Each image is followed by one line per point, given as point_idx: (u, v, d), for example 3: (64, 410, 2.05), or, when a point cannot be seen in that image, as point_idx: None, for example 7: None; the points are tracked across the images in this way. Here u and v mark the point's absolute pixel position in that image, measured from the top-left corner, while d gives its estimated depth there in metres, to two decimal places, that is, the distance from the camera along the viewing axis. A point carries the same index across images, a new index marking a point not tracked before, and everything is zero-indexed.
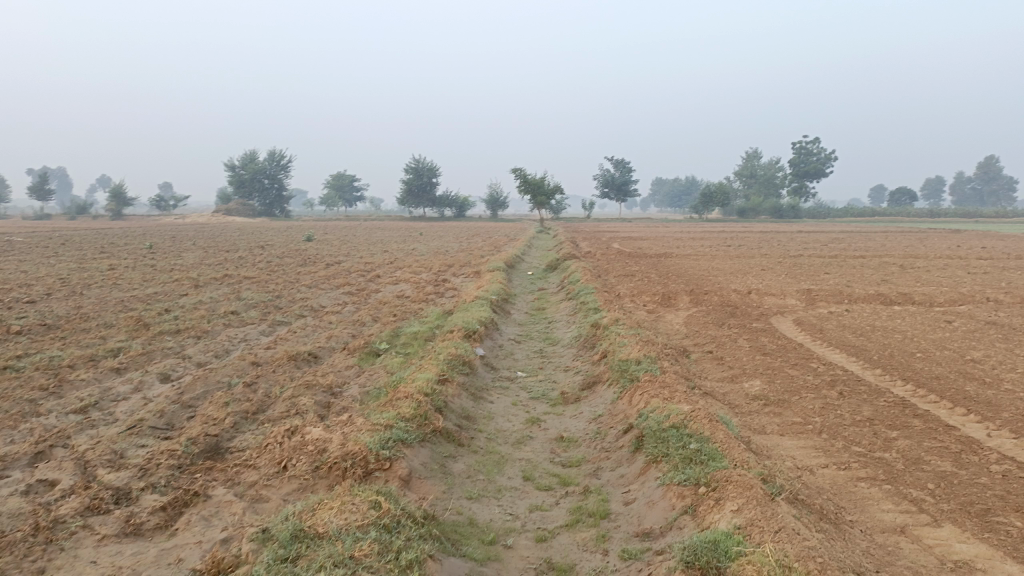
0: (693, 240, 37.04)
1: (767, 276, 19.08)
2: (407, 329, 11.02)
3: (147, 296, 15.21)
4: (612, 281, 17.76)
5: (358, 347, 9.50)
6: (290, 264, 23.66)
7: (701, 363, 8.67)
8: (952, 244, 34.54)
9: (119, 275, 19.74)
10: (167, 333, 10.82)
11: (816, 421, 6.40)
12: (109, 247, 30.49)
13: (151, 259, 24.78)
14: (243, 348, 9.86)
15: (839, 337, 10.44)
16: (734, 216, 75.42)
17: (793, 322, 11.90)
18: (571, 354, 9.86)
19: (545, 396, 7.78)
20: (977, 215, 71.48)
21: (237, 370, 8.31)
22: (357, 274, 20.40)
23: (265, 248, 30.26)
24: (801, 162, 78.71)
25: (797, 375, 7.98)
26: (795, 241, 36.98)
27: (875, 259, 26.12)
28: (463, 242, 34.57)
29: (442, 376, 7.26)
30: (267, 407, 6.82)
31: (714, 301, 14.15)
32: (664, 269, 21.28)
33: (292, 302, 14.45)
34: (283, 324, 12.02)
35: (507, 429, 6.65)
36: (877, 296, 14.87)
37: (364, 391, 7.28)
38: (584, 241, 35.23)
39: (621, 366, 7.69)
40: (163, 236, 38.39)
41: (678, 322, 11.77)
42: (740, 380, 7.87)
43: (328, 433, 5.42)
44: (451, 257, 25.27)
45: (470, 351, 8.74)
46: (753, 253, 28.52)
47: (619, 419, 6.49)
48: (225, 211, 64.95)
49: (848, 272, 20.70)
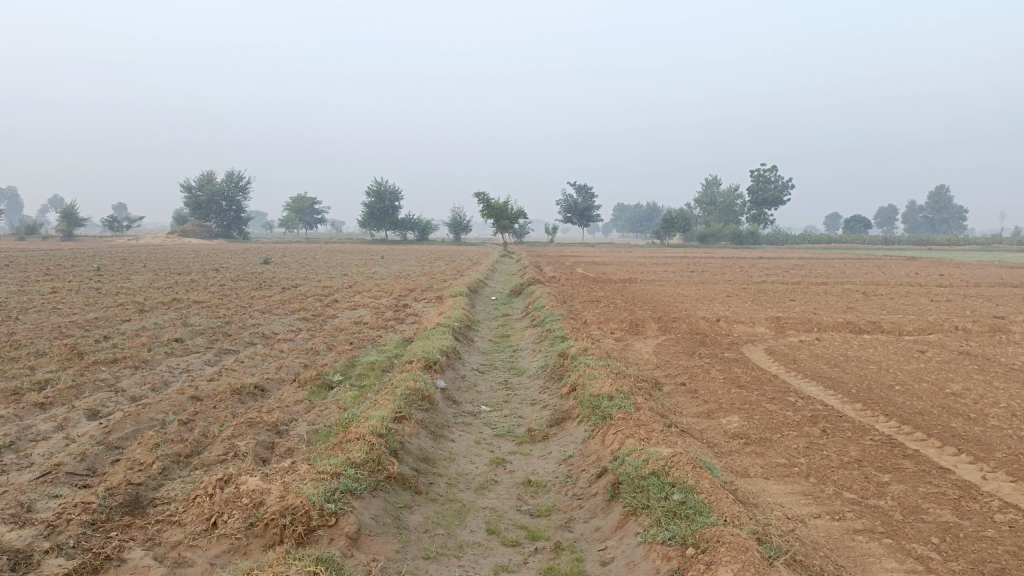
0: (655, 265, 36.99)
1: (733, 303, 18.81)
2: (364, 358, 10.39)
3: (86, 322, 14.31)
4: (578, 307, 17.33)
5: (310, 379, 8.83)
6: (244, 287, 22.81)
7: (675, 397, 8.20)
8: (910, 271, 34.91)
9: (61, 299, 18.73)
10: (102, 363, 10.03)
11: (802, 463, 5.95)
12: (54, 268, 29.25)
13: (98, 282, 23.69)
14: (184, 380, 9.14)
15: (814, 368, 10.10)
16: (694, 242, 76.03)
17: (765, 351, 11.54)
18: (537, 386, 9.34)
19: (510, 434, 7.22)
20: (931, 243, 73.02)
21: (174, 406, 7.60)
22: (314, 299, 19.67)
23: (219, 271, 29.31)
24: (760, 190, 79.85)
25: (777, 410, 7.56)
26: (757, 267, 37.10)
27: (838, 285, 26.15)
28: (424, 265, 34.01)
29: (398, 414, 6.65)
30: (203, 451, 6.15)
31: (683, 329, 13.78)
32: (630, 295, 20.95)
33: (243, 329, 13.71)
34: (230, 353, 11.29)
35: (470, 472, 6.07)
36: (846, 324, 14.64)
37: (313, 430, 6.64)
38: (548, 265, 34.95)
39: (593, 401, 7.17)
40: (114, 257, 37.04)
41: (648, 351, 11.33)
42: (716, 416, 7.42)
43: (266, 483, 4.79)
44: (413, 281, 24.66)
45: (430, 385, 8.15)
46: (717, 279, 28.43)
47: (592, 462, 5.95)
48: (181, 232, 63.39)
49: (812, 299, 20.59)
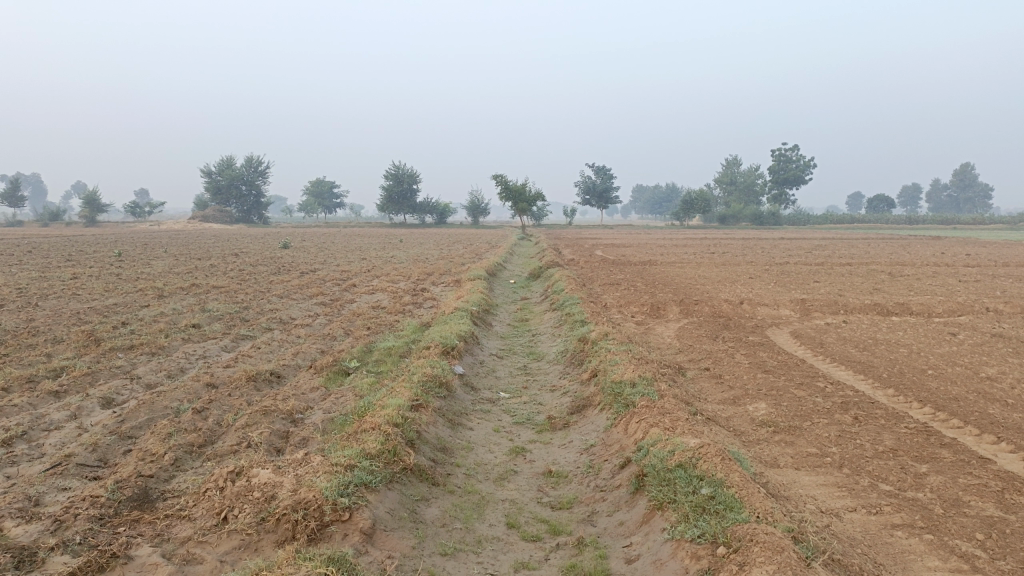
0: (675, 247, 36.57)
1: (756, 285, 18.48)
2: (381, 344, 10.25)
3: (105, 308, 14.28)
4: (597, 290, 17.09)
5: (326, 366, 8.68)
6: (263, 271, 22.78)
7: (699, 383, 7.97)
8: (936, 251, 34.29)
9: (81, 285, 18.76)
10: (119, 350, 9.95)
11: (835, 454, 5.71)
12: (77, 254, 29.43)
13: (118, 268, 23.78)
14: (200, 367, 9.03)
15: (842, 351, 9.81)
16: (714, 223, 75.28)
17: (790, 334, 11.26)
18: (557, 371, 9.14)
19: (530, 422, 7.03)
20: (956, 222, 71.73)
21: (189, 395, 7.48)
22: (332, 283, 19.58)
23: (237, 256, 29.32)
24: (781, 170, 78.77)
25: (805, 397, 7.31)
26: (779, 248, 36.58)
27: (863, 266, 25.68)
28: (443, 248, 33.86)
29: (415, 402, 6.48)
30: (216, 441, 6.01)
31: (705, 312, 13.51)
32: (650, 277, 20.67)
33: (260, 315, 13.62)
34: (247, 339, 11.19)
35: (489, 462, 5.89)
36: (873, 306, 14.29)
37: (327, 419, 6.48)
38: (566, 248, 34.65)
39: (615, 388, 6.96)
40: (134, 243, 37.17)
41: (670, 335, 11.09)
42: (743, 402, 7.19)
43: (277, 476, 4.64)
44: (431, 265, 24.52)
45: (447, 371, 7.97)
46: (738, 260, 28.04)
47: (615, 452, 5.74)
48: (201, 218, 63.71)
49: (837, 280, 20.17)
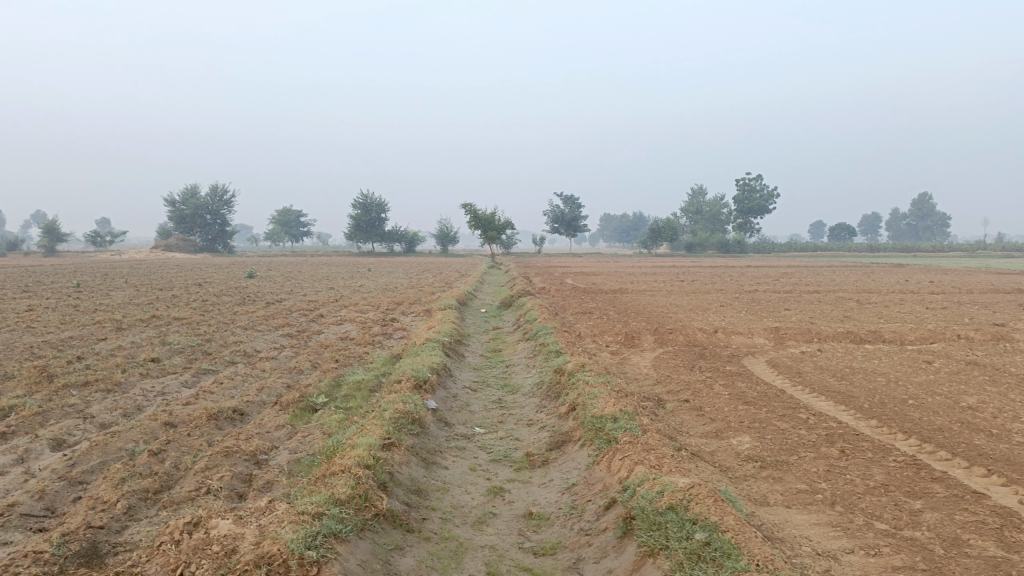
0: (645, 275, 36.63)
1: (728, 313, 18.42)
2: (350, 377, 9.89)
3: (60, 341, 13.69)
4: (570, 319, 16.89)
5: (292, 401, 8.30)
6: (227, 302, 22.23)
7: (680, 415, 7.75)
8: (900, 278, 34.78)
9: (36, 317, 18.08)
10: (72, 386, 9.45)
11: (825, 490, 5.52)
12: (34, 285, 28.56)
13: (76, 299, 23.04)
14: (158, 404, 8.59)
15: (820, 381, 9.69)
16: (681, 251, 75.89)
17: (767, 363, 11.12)
18: (533, 404, 8.87)
19: (507, 459, 6.74)
20: (916, 250, 73.19)
21: (145, 435, 7.06)
22: (299, 314, 19.12)
23: (201, 286, 28.61)
24: (746, 199, 79.89)
25: (789, 429, 7.13)
26: (747, 276, 36.81)
27: (831, 293, 25.86)
28: (412, 277, 33.54)
29: (387, 440, 6.16)
30: (173, 487, 5.62)
31: (680, 341, 13.35)
32: (622, 306, 20.53)
33: (223, 348, 13.15)
34: (209, 374, 10.74)
35: (466, 504, 5.58)
36: (846, 334, 14.26)
37: (294, 460, 6.13)
38: (536, 277, 34.47)
39: (596, 423, 6.71)
40: (94, 273, 36.27)
41: (646, 365, 10.89)
42: (726, 435, 6.98)
43: (239, 527, 4.29)
44: (400, 295, 24.14)
45: (420, 406, 7.65)
46: (708, 289, 28.08)
47: (598, 491, 5.48)
48: (165, 247, 62.55)
49: (807, 308, 20.23)
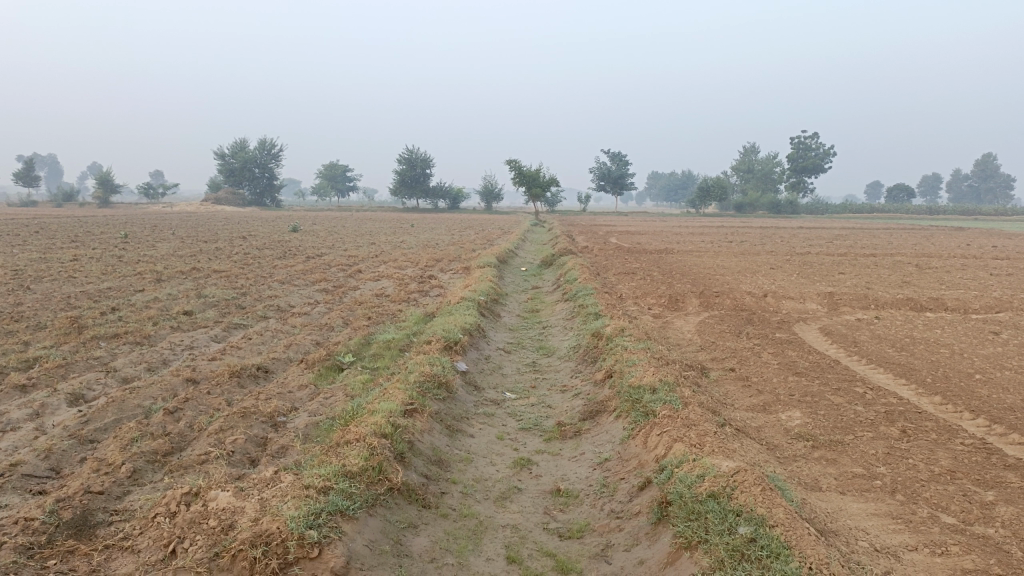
0: (692, 235, 35.63)
1: (778, 276, 17.66)
2: (380, 335, 9.59)
3: (98, 292, 13.68)
4: (612, 280, 16.35)
5: (318, 360, 8.03)
6: (268, 255, 22.18)
7: (724, 386, 7.25)
8: (962, 242, 33.19)
9: (79, 267, 18.21)
10: (101, 339, 9.32)
11: (884, 476, 5.01)
12: (83, 235, 28.94)
13: (121, 250, 23.25)
14: (184, 359, 8.41)
15: (877, 352, 9.05)
16: (730, 211, 74.02)
17: (819, 331, 10.49)
18: (568, 369, 8.45)
19: (537, 428, 6.34)
20: (977, 213, 70.21)
21: (165, 392, 6.84)
22: (337, 269, 18.90)
23: (245, 239, 28.67)
24: (800, 158, 77.26)
25: (844, 405, 6.60)
26: (798, 237, 35.58)
27: (888, 257, 24.75)
28: (455, 234, 33.21)
29: (408, 406, 5.80)
30: (184, 449, 5.37)
31: (726, 305, 12.73)
32: (666, 267, 19.86)
33: (257, 301, 12.98)
34: (239, 328, 10.54)
35: (490, 477, 5.20)
36: (905, 301, 13.45)
37: (312, 424, 5.82)
38: (580, 235, 33.85)
39: (633, 394, 6.26)
40: (143, 225, 36.73)
41: (690, 330, 10.37)
42: (774, 409, 6.48)
43: (239, 500, 3.96)
44: (440, 251, 23.79)
45: (448, 369, 7.27)
46: (758, 250, 27.14)
47: (632, 469, 5.05)
48: (214, 200, 63.33)
49: (863, 272, 19.31)
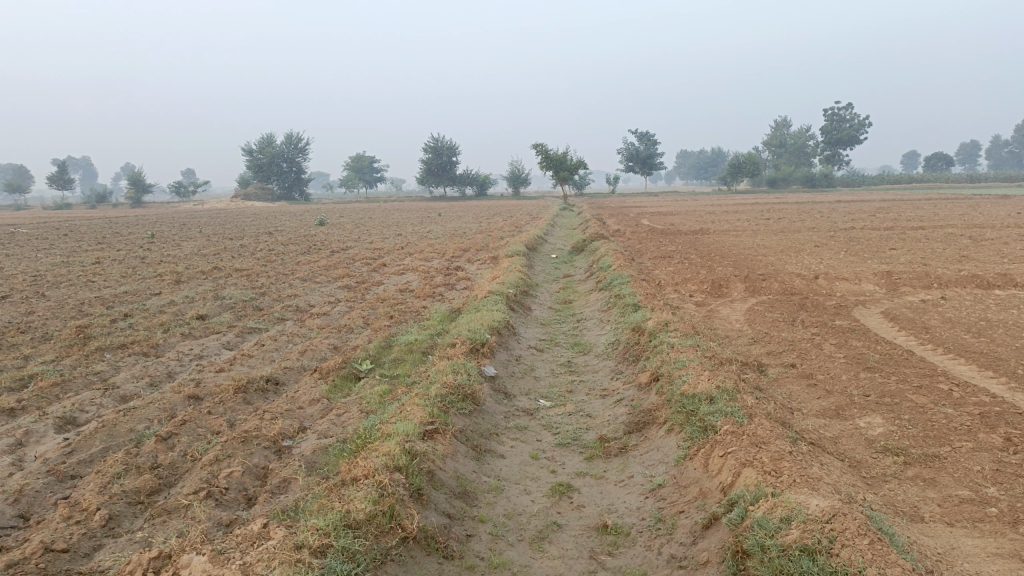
0: (727, 214, 34.37)
1: (825, 254, 16.58)
2: (403, 337, 8.87)
3: (114, 297, 13.12)
4: (648, 265, 15.44)
5: (333, 368, 7.31)
6: (292, 251, 21.59)
7: (786, 388, 6.40)
8: (1013, 210, 31.52)
9: (99, 270, 17.75)
10: (105, 350, 8.70)
11: (999, 501, 4.15)
12: (110, 236, 28.57)
13: (146, 250, 22.88)
14: (191, 371, 7.76)
15: (953, 339, 8.08)
16: (763, 187, 72.17)
17: (882, 316, 9.54)
18: (607, 369, 7.65)
19: (577, 444, 5.55)
20: (1022, 179, 67.49)
21: (163, 412, 6.18)
22: (361, 263, 18.21)
23: (271, 234, 28.20)
24: (834, 130, 74.89)
25: (931, 408, 5.71)
26: (839, 211, 34.20)
27: (939, 229, 23.42)
28: (484, 221, 32.40)
29: (428, 427, 5.06)
30: (173, 486, 4.69)
31: (774, 289, 11.80)
32: (704, 249, 18.84)
33: (276, 302, 12.34)
34: (254, 334, 9.88)
35: (523, 511, 4.43)
36: (970, 278, 12.33)
37: (320, 449, 5.11)
38: (610, 218, 32.82)
39: (687, 404, 5.44)
40: (172, 223, 36.34)
41: (739, 320, 9.48)
42: (851, 416, 5.61)
43: (218, 566, 3.24)
44: (468, 240, 23.03)
45: (474, 378, 6.51)
46: (798, 227, 25.91)
47: (693, 499, 4.26)
48: (243, 196, 63.30)
49: (915, 247, 18.12)
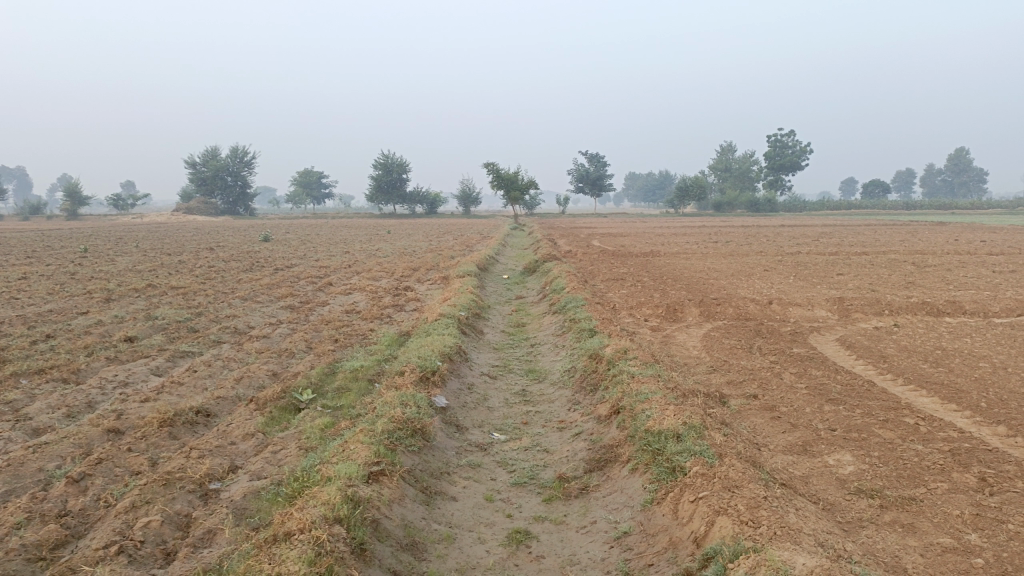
0: (676, 236, 34.54)
1: (775, 279, 16.61)
2: (348, 363, 8.38)
3: (37, 316, 12.28)
4: (602, 288, 15.21)
5: (271, 398, 6.80)
6: (234, 268, 20.80)
7: (751, 421, 6.14)
8: (950, 238, 32.44)
9: (25, 286, 16.73)
10: (20, 376, 7.99)
11: (983, 550, 3.90)
12: (40, 250, 27.19)
13: (77, 265, 21.78)
14: (114, 400, 7.14)
15: (912, 368, 7.97)
16: (710, 211, 73.36)
17: (838, 343, 9.43)
18: (564, 398, 7.30)
19: (534, 484, 5.17)
20: (954, 207, 70.04)
21: (79, 448, 5.59)
22: (307, 283, 17.57)
23: (213, 251, 27.25)
24: (778, 156, 76.73)
25: (901, 444, 5.49)
26: (785, 235, 34.69)
27: (882, 255, 23.85)
28: (434, 240, 31.91)
29: (373, 469, 4.63)
30: (81, 539, 4.15)
31: (729, 314, 11.66)
32: (657, 271, 18.72)
33: (213, 323, 11.69)
34: (186, 358, 9.26)
35: (478, 564, 4.02)
36: (921, 305, 12.39)
37: (252, 493, 4.62)
38: (560, 239, 32.73)
39: (652, 442, 5.11)
40: (109, 237, 34.92)
41: (697, 347, 9.26)
42: (820, 453, 5.37)
43: None
44: (418, 260, 22.54)
45: (424, 410, 6.09)
46: (747, 250, 26.16)
47: (664, 550, 3.92)
48: (185, 210, 61.52)
49: (862, 272, 18.32)
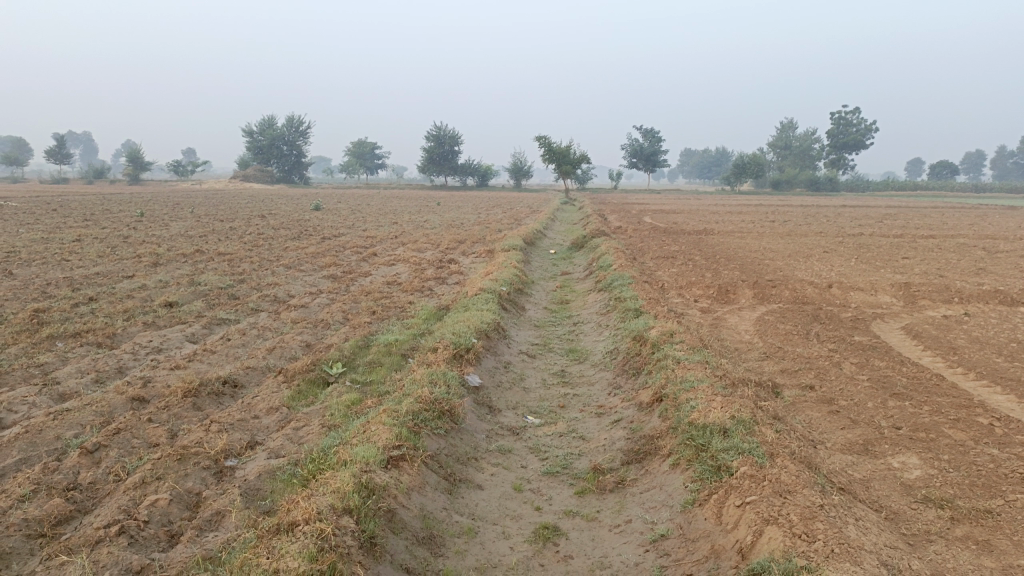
0: (731, 214, 33.58)
1: (835, 261, 15.83)
2: (383, 336, 8.12)
3: (84, 279, 12.32)
4: (651, 266, 14.68)
5: (300, 371, 6.58)
6: (282, 236, 20.78)
7: (806, 415, 5.67)
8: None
9: (78, 249, 16.94)
10: (56, 338, 7.93)
11: None
12: (99, 213, 27.69)
13: (131, 229, 22.07)
14: (144, 367, 7.00)
15: (985, 362, 7.35)
16: (767, 189, 71.42)
17: (903, 332, 8.81)
18: (604, 381, 6.92)
19: (567, 474, 4.82)
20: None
21: (101, 417, 5.44)
22: (352, 252, 17.43)
23: (264, 218, 27.37)
24: (841, 134, 74.11)
25: (974, 447, 4.97)
26: (846, 216, 33.42)
27: (950, 239, 22.66)
28: (483, 213, 31.58)
29: (394, 453, 4.34)
30: (84, 515, 3.95)
31: (785, 297, 11.07)
32: (709, 250, 18.06)
33: (254, 291, 11.56)
34: (223, 325, 9.12)
35: (499, 563, 3.70)
36: (995, 293, 11.58)
37: (266, 473, 4.38)
38: (611, 214, 32.09)
39: (696, 436, 4.71)
40: (166, 202, 35.41)
41: (749, 331, 8.74)
42: (883, 454, 4.88)
43: None
44: (465, 232, 22.22)
45: (454, 390, 5.78)
46: (805, 230, 25.18)
47: (705, 559, 3.55)
48: (240, 178, 62.32)
49: (929, 256, 17.38)
